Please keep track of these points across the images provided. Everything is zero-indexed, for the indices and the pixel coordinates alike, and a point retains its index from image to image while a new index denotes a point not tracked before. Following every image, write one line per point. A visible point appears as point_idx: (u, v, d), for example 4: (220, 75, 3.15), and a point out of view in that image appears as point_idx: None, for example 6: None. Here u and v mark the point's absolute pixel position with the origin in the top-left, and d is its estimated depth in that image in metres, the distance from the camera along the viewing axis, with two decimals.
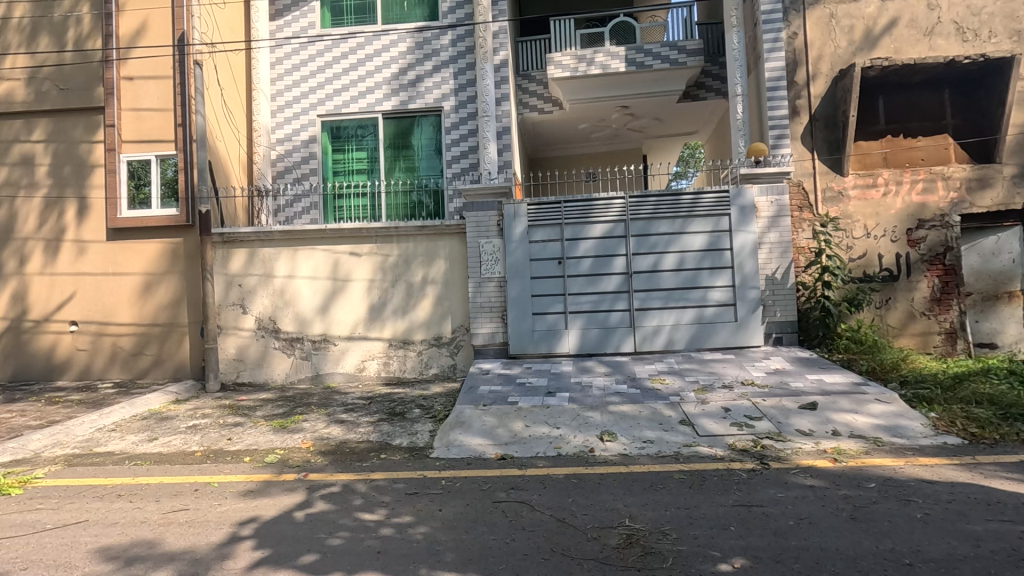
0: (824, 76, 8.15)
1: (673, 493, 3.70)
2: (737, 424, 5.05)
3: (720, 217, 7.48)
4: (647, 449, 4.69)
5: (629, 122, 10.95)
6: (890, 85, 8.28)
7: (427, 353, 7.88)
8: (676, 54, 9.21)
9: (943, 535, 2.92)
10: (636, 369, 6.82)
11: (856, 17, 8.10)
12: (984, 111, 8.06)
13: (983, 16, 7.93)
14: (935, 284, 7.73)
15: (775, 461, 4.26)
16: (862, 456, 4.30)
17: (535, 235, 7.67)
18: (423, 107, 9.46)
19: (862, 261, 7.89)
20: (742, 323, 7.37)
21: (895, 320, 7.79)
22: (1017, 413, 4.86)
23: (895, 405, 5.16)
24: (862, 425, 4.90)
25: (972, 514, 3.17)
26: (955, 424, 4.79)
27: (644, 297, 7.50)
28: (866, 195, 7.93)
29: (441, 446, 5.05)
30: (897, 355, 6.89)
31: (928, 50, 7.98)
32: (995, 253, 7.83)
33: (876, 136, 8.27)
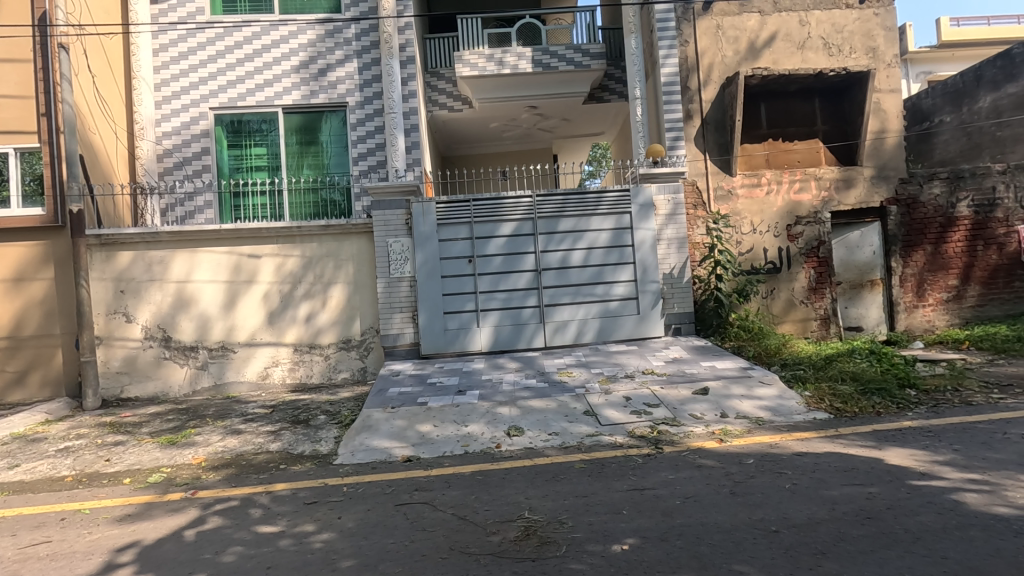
0: (713, 83, 8.74)
1: (572, 483, 3.82)
2: (636, 412, 5.31)
3: (623, 214, 7.82)
4: (552, 441, 4.82)
5: (538, 122, 11.15)
6: (770, 93, 9.02)
7: (336, 357, 7.62)
8: (580, 56, 9.49)
9: (806, 501, 3.23)
10: (546, 363, 6.97)
11: (739, 29, 8.75)
12: (848, 119, 9.00)
13: (845, 34, 8.83)
14: (811, 274, 8.53)
15: (668, 445, 4.52)
16: (745, 435, 4.67)
17: (444, 234, 7.62)
18: (328, 102, 9.10)
19: (750, 254, 8.55)
20: (644, 315, 7.76)
21: (778, 308, 8.52)
22: (874, 387, 5.48)
23: (775, 387, 5.65)
24: (747, 406, 5.33)
25: (831, 480, 3.54)
26: (824, 401, 5.32)
27: (553, 292, 7.69)
28: (752, 194, 8.59)
29: (346, 452, 4.90)
30: (780, 340, 7.53)
31: (801, 63, 8.79)
32: (860, 246, 8.76)
33: (759, 139, 8.99)
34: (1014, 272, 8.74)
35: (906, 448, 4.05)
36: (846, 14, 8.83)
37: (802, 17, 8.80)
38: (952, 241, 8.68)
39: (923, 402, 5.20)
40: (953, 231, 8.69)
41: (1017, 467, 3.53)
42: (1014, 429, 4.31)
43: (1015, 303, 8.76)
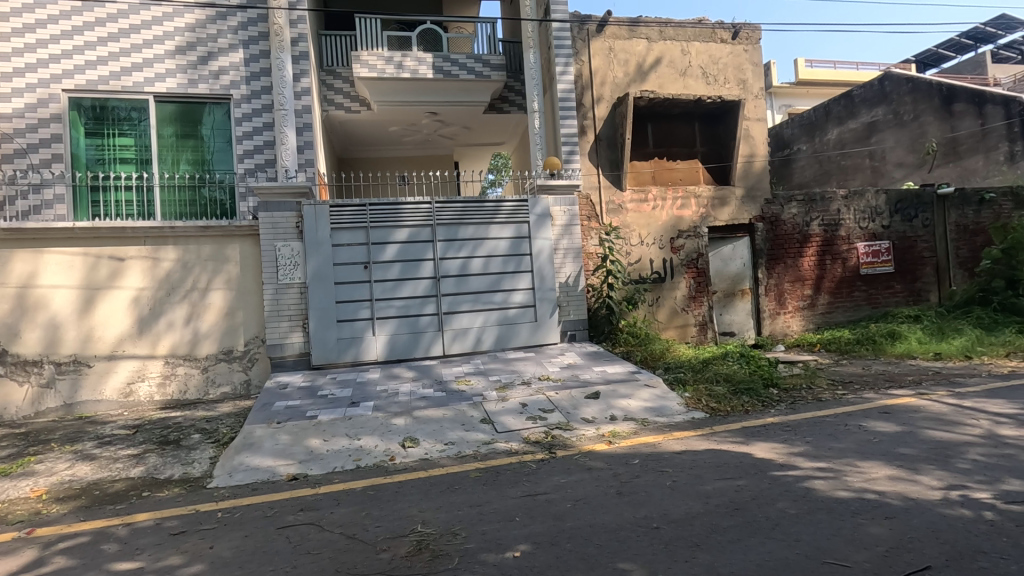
0: (605, 101, 9.24)
1: (467, 492, 3.80)
2: (532, 417, 5.41)
3: (521, 224, 7.99)
4: (448, 451, 4.77)
5: (439, 129, 11.08)
6: (656, 115, 9.72)
7: (215, 369, 7.00)
8: (481, 66, 9.56)
9: (684, 497, 3.47)
10: (443, 371, 6.90)
11: (629, 53, 9.33)
12: (723, 143, 9.90)
13: (720, 65, 9.72)
14: (691, 284, 9.23)
15: (561, 449, 4.65)
16: (631, 436, 4.92)
17: (338, 239, 7.29)
18: (210, 93, 8.39)
19: (638, 265, 9.08)
20: (541, 322, 7.95)
21: (663, 315, 9.13)
22: (743, 387, 6.02)
23: (659, 389, 6.03)
24: (634, 408, 5.64)
25: (707, 475, 3.82)
26: (701, 401, 5.76)
27: (452, 300, 7.64)
28: (640, 208, 9.15)
29: (222, 474, 4.49)
30: (664, 345, 8.04)
31: (683, 88, 9.53)
32: (732, 258, 9.62)
33: (646, 157, 9.65)
34: (854, 283, 10.07)
35: (768, 442, 4.49)
36: (720, 47, 9.73)
37: (684, 47, 9.56)
38: (806, 255, 9.82)
39: (783, 400, 5.81)
40: (808, 247, 9.83)
41: (855, 454, 4.04)
42: (854, 420, 4.93)
43: (855, 310, 10.08)
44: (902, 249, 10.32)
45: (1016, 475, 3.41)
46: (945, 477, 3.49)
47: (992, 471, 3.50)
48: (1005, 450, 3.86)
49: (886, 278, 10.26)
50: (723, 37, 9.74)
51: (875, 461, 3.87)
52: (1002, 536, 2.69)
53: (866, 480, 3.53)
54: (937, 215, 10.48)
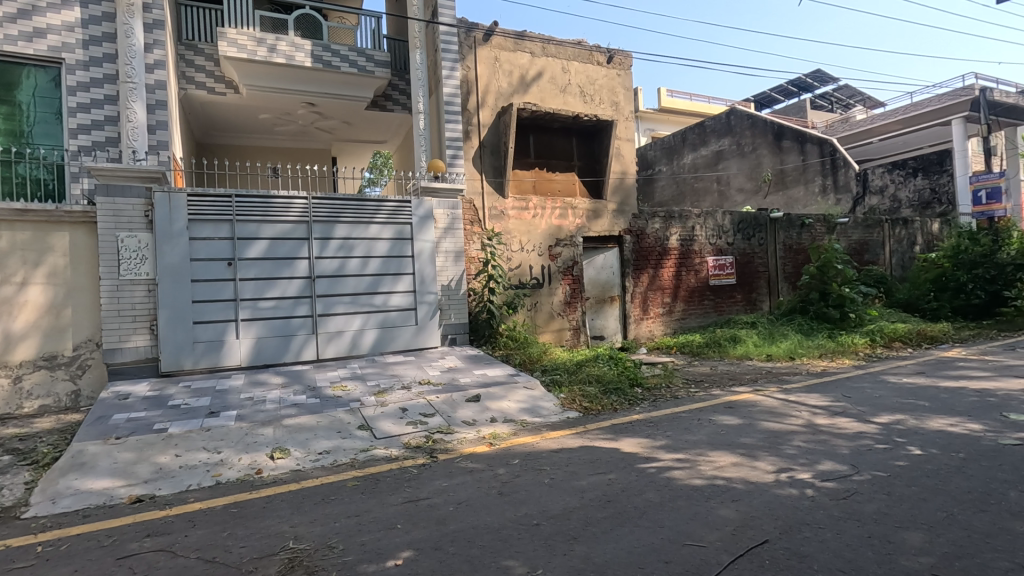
0: (490, 108, 9.41)
1: (344, 503, 3.62)
2: (411, 422, 5.32)
3: (403, 226, 7.83)
4: (322, 460, 4.51)
5: (316, 121, 10.48)
6: (537, 127, 10.14)
7: (32, 379, 5.95)
8: (364, 60, 9.23)
9: (561, 493, 3.63)
10: (316, 377, 6.51)
11: (513, 64, 9.61)
12: (597, 158, 10.60)
13: (596, 85, 10.38)
14: (566, 290, 9.70)
15: (442, 453, 4.62)
16: (511, 437, 5.04)
17: (197, 232, 6.59)
18: (34, 54, 7.11)
19: (518, 270, 9.34)
20: (422, 325, 7.86)
21: (540, 319, 9.47)
22: (612, 388, 6.46)
23: (536, 391, 6.26)
24: (512, 409, 5.78)
25: (581, 471, 4.04)
26: (575, 401, 6.07)
27: (327, 302, 7.26)
28: (521, 215, 9.43)
29: (42, 501, 3.82)
30: (541, 348, 8.32)
31: (563, 104, 10.02)
32: (603, 267, 10.27)
33: (528, 166, 10.04)
34: (705, 293, 11.27)
35: (634, 437, 4.86)
36: (596, 69, 10.39)
37: (564, 65, 10.07)
38: (666, 267, 10.80)
39: (646, 398, 6.32)
40: (668, 259, 10.82)
41: (707, 445, 4.52)
42: (704, 415, 5.52)
43: (705, 316, 11.29)
44: (742, 264, 11.77)
45: (828, 457, 4.05)
46: (776, 461, 4.04)
47: (811, 455, 4.12)
48: (820, 436, 4.56)
49: (729, 289, 11.62)
50: (599, 60, 10.42)
51: (722, 450, 4.37)
52: (820, 508, 3.18)
53: (716, 468, 3.97)
54: (769, 235, 12.12)
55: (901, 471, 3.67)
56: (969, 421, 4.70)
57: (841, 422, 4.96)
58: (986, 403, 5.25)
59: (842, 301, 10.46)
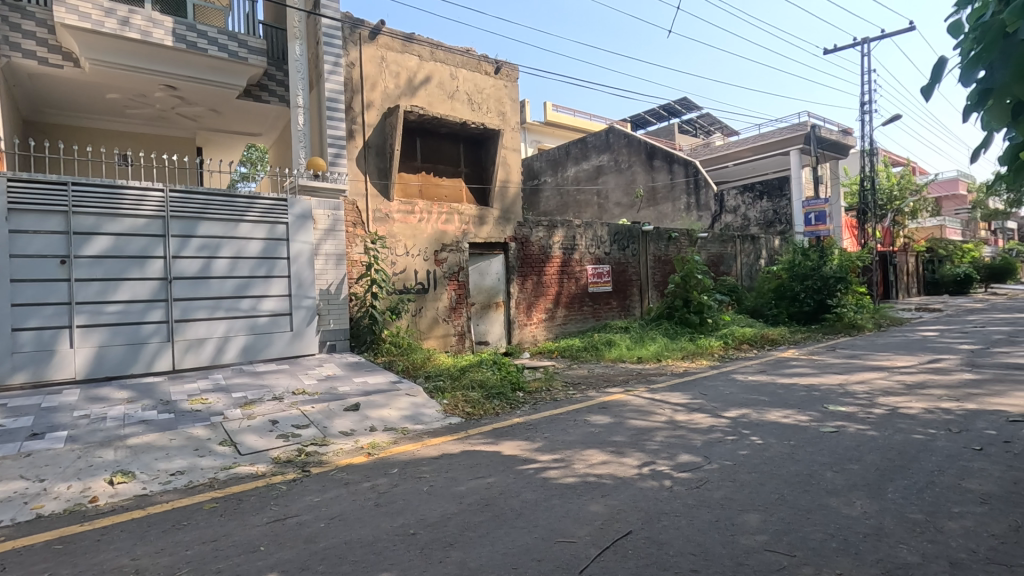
0: (375, 108, 9.16)
1: (200, 527, 3.29)
2: (282, 435, 4.98)
3: (277, 225, 7.34)
4: (174, 482, 4.06)
5: (178, 106, 9.49)
6: (425, 130, 10.06)
7: None
8: (235, 46, 8.54)
9: (439, 500, 3.60)
10: (171, 390, 5.85)
11: (400, 66, 9.46)
12: (484, 166, 10.77)
13: (484, 94, 10.53)
14: (452, 296, 9.70)
15: (315, 467, 4.37)
16: (391, 446, 4.91)
17: (20, 224, 5.65)
18: None
19: (402, 275, 9.16)
20: (297, 331, 7.42)
21: (424, 324, 9.37)
22: (495, 392, 6.56)
23: (418, 398, 6.19)
24: (393, 417, 5.64)
25: (461, 476, 4.04)
26: (458, 407, 6.07)
27: (186, 306, 6.58)
28: (406, 219, 9.26)
29: None
30: (426, 353, 8.20)
31: (451, 110, 10.04)
32: (488, 273, 10.38)
33: (414, 170, 9.93)
34: (584, 299, 11.85)
35: (514, 440, 4.97)
36: (484, 79, 10.55)
37: (452, 71, 10.10)
38: (548, 274, 11.20)
39: (527, 402, 6.50)
40: (550, 266, 11.24)
41: (581, 445, 4.74)
42: (580, 416, 5.79)
43: (584, 321, 11.87)
44: (617, 272, 12.56)
45: (686, 450, 4.44)
46: (642, 456, 4.35)
47: (671, 449, 4.49)
48: (680, 432, 4.99)
49: (606, 296, 12.33)
50: (487, 70, 10.60)
51: (594, 448, 4.62)
52: (678, 498, 3.47)
53: (588, 465, 4.18)
54: (641, 246, 13.06)
55: (744, 459, 4.13)
56: (798, 412, 5.42)
57: (698, 417, 5.47)
58: (811, 397, 6.09)
59: (702, 308, 11.57)
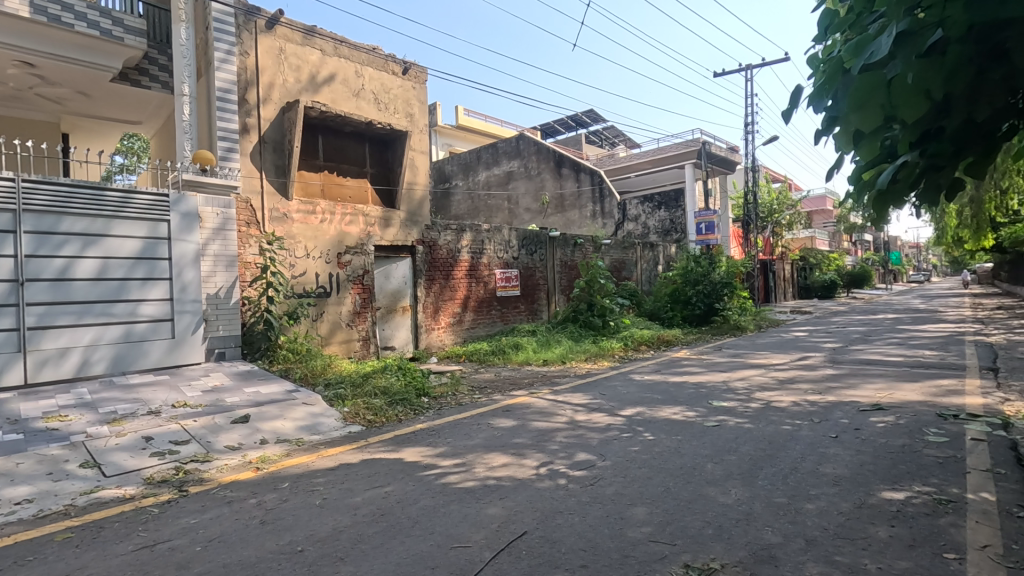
0: (273, 102, 8.68)
1: (49, 562, 2.91)
2: (158, 453, 4.55)
3: (157, 223, 6.72)
4: (20, 513, 3.56)
5: (37, 86, 8.38)
6: (327, 128, 9.67)
7: None
8: (108, 23, 7.73)
9: (332, 513, 3.45)
10: (21, 407, 5.15)
11: (301, 60, 9.04)
12: (391, 168, 10.57)
13: (391, 94, 10.32)
14: (356, 299, 9.39)
15: (195, 485, 4.03)
16: (282, 459, 4.64)
17: None
18: None
19: (302, 277, 8.72)
20: (179, 339, 6.83)
21: (325, 329, 8.98)
22: (398, 398, 6.42)
23: (316, 406, 5.92)
24: (286, 428, 5.34)
25: (356, 487, 3.90)
26: (359, 415, 5.87)
27: (43, 312, 5.81)
28: (307, 219, 8.84)
29: None
30: (326, 359, 7.85)
31: (355, 109, 9.75)
32: (394, 277, 10.17)
33: (315, 168, 9.51)
34: (491, 303, 11.93)
35: (415, 446, 4.88)
36: (391, 79, 10.34)
37: (357, 69, 9.81)
38: (456, 278, 11.16)
39: (431, 407, 6.42)
40: (458, 271, 11.20)
41: (483, 448, 4.75)
42: (484, 419, 5.81)
43: (493, 325, 11.95)
44: (525, 277, 12.78)
45: (583, 448, 4.59)
46: (541, 457, 4.44)
47: (569, 448, 4.63)
48: (579, 431, 5.16)
49: (514, 299, 12.49)
50: (395, 70, 10.39)
51: (496, 451, 4.64)
52: (572, 496, 3.57)
53: (488, 469, 4.19)
54: (548, 251, 13.39)
55: (634, 455, 4.35)
56: (687, 409, 5.80)
57: (597, 417, 5.68)
58: (699, 393, 6.54)
59: (604, 311, 12.06)
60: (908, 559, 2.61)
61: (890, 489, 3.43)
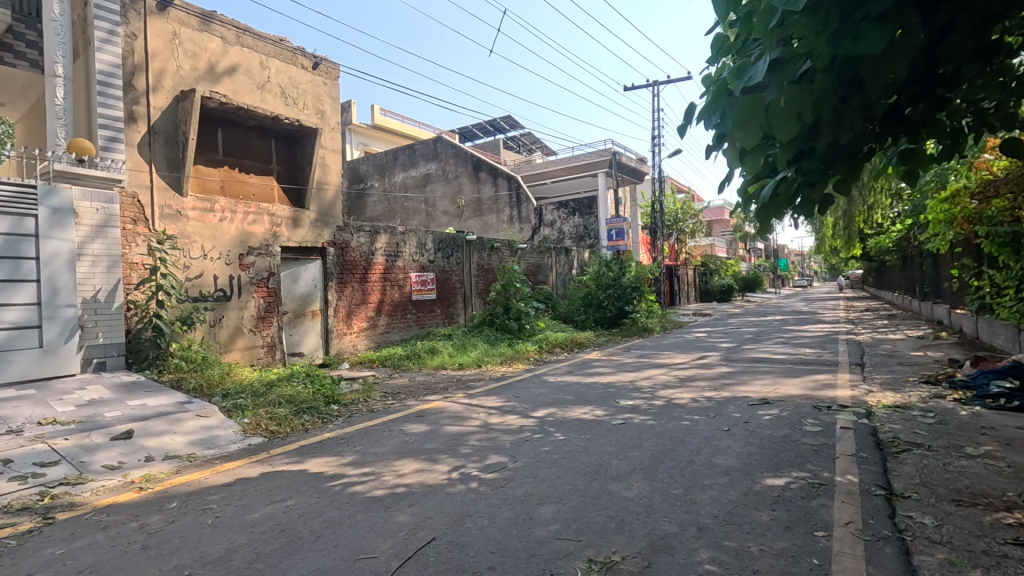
0: (165, 91, 8.01)
1: None
2: (19, 477, 4.03)
3: (23, 218, 5.96)
4: None
5: None
6: (228, 121, 9.07)
7: None
8: None
9: (225, 532, 3.22)
10: None
11: (198, 47, 8.42)
12: (299, 166, 10.11)
13: (300, 89, 9.88)
14: (260, 304, 8.88)
15: (64, 511, 3.61)
16: (170, 477, 4.27)
17: None
18: None
19: (198, 280, 8.10)
20: (50, 348, 6.12)
21: (225, 336, 8.40)
22: (305, 407, 6.14)
23: (211, 419, 5.52)
24: (176, 444, 4.93)
25: (255, 503, 3.67)
26: (260, 426, 5.53)
27: None
28: (204, 218, 8.22)
29: None
30: (225, 368, 7.33)
31: (260, 102, 9.23)
32: (302, 280, 9.70)
33: (214, 163, 8.88)
34: (407, 307, 11.72)
35: (322, 457, 4.67)
36: (299, 72, 9.89)
37: (262, 60, 9.30)
38: (370, 281, 10.86)
39: (341, 415, 6.18)
40: (372, 274, 10.89)
41: (393, 455, 4.65)
42: (396, 425, 5.69)
43: (408, 329, 11.73)
44: (441, 280, 12.67)
45: (495, 451, 4.62)
46: (453, 461, 4.41)
47: (482, 451, 4.64)
48: (492, 434, 5.18)
49: (430, 303, 12.35)
50: (304, 64, 9.96)
51: (407, 458, 4.56)
52: (482, 499, 3.58)
53: (398, 476, 4.10)
54: (465, 254, 13.37)
55: (545, 455, 4.43)
56: (596, 408, 6.01)
57: (510, 419, 5.74)
58: (608, 393, 6.80)
59: (520, 315, 12.24)
60: (785, 539, 2.86)
61: (772, 476, 3.75)
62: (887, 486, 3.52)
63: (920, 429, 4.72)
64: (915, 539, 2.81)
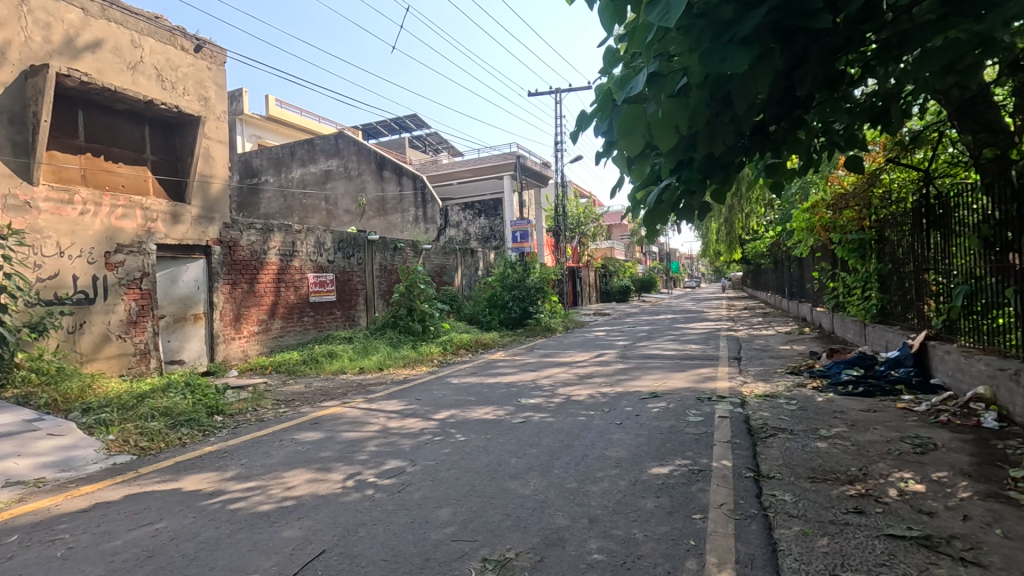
0: (9, 64, 6.99)
1: None
2: None
3: None
4: None
5: None
6: (92, 102, 8.10)
7: None
8: None
9: (80, 564, 2.86)
10: None
11: (52, 17, 7.46)
12: (179, 156, 9.27)
13: (178, 72, 9.06)
14: (130, 308, 8.02)
15: None
16: (11, 506, 3.71)
17: None
18: None
19: (53, 281, 7.15)
20: None
21: (87, 344, 7.49)
22: (183, 420, 5.62)
23: (67, 438, 4.89)
24: (20, 468, 4.30)
25: (118, 529, 3.29)
26: (128, 443, 4.99)
27: None
28: (59, 210, 7.28)
29: None
30: (86, 380, 6.52)
31: (130, 83, 8.35)
32: (181, 281, 8.88)
33: (74, 150, 7.89)
34: (303, 310, 11.13)
35: (200, 473, 4.30)
36: (179, 55, 9.08)
37: (134, 38, 8.44)
38: (262, 281, 10.17)
39: (225, 426, 5.73)
40: (264, 274, 10.22)
41: (282, 466, 4.38)
42: (288, 435, 5.37)
43: (304, 333, 11.14)
44: (341, 281, 12.17)
45: (393, 456, 4.51)
46: (347, 469, 4.24)
47: (379, 457, 4.51)
48: (390, 439, 5.05)
49: (329, 305, 11.83)
50: (183, 45, 9.15)
51: (297, 468, 4.31)
52: (377, 506, 3.48)
53: (286, 489, 3.86)
54: (366, 255, 12.92)
55: (444, 458, 4.39)
56: (497, 408, 6.05)
57: (410, 422, 5.63)
58: (510, 393, 6.88)
59: (424, 317, 12.09)
60: (666, 523, 3.05)
61: (658, 465, 3.99)
62: (755, 469, 3.87)
63: (785, 415, 5.24)
64: (776, 515, 3.12)
